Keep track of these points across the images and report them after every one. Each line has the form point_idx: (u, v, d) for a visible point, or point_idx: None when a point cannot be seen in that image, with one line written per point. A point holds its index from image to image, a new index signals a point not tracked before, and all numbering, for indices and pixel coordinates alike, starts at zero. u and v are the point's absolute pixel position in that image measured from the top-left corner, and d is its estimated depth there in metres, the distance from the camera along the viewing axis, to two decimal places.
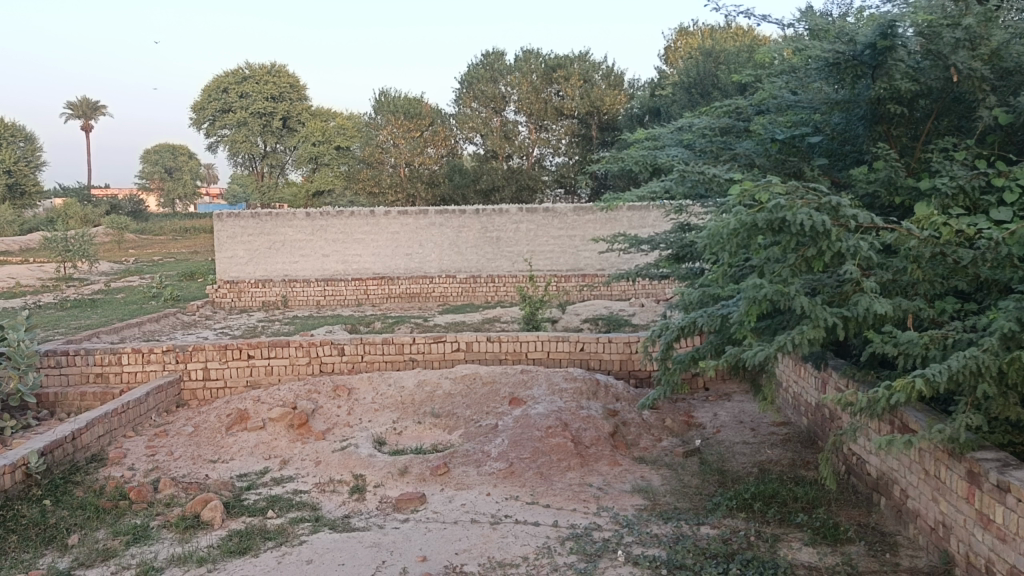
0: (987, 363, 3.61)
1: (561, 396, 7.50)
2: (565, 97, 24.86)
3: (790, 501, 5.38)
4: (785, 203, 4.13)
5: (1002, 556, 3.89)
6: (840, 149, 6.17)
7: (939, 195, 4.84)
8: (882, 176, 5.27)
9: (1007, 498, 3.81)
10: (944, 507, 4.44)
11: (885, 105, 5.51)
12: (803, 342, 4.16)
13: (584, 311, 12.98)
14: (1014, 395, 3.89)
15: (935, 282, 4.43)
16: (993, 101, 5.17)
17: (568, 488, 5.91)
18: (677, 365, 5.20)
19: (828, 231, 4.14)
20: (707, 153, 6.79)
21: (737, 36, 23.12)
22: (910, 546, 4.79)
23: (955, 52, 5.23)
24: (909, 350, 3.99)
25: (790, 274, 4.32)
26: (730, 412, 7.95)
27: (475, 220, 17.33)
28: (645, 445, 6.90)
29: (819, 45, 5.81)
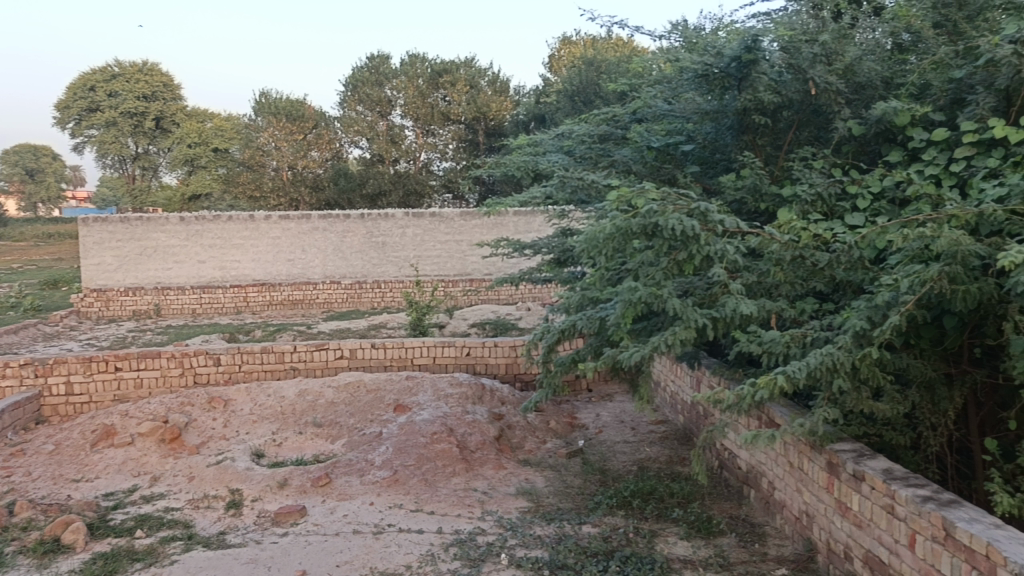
0: (842, 359, 3.82)
1: (447, 401, 7.48)
2: (451, 103, 24.92)
3: (666, 497, 5.55)
4: (658, 208, 4.28)
5: (859, 542, 4.14)
6: (711, 157, 6.41)
7: (800, 201, 5.11)
8: (748, 184, 5.53)
9: (862, 486, 4.09)
10: (807, 497, 4.68)
11: (750, 115, 5.80)
12: (675, 343, 4.29)
13: (473, 315, 12.99)
14: (867, 390, 4.09)
15: (796, 284, 4.66)
16: (847, 113, 5.44)
17: (453, 493, 5.89)
18: (557, 367, 5.27)
19: (698, 235, 4.31)
20: (587, 160, 6.94)
21: (619, 46, 23.69)
22: (777, 535, 5.02)
23: (813, 66, 5.55)
24: (772, 349, 4.18)
25: (663, 277, 4.47)
26: (612, 412, 8.15)
27: (360, 224, 17.09)
28: (530, 448, 6.97)
29: (690, 57, 6.05)
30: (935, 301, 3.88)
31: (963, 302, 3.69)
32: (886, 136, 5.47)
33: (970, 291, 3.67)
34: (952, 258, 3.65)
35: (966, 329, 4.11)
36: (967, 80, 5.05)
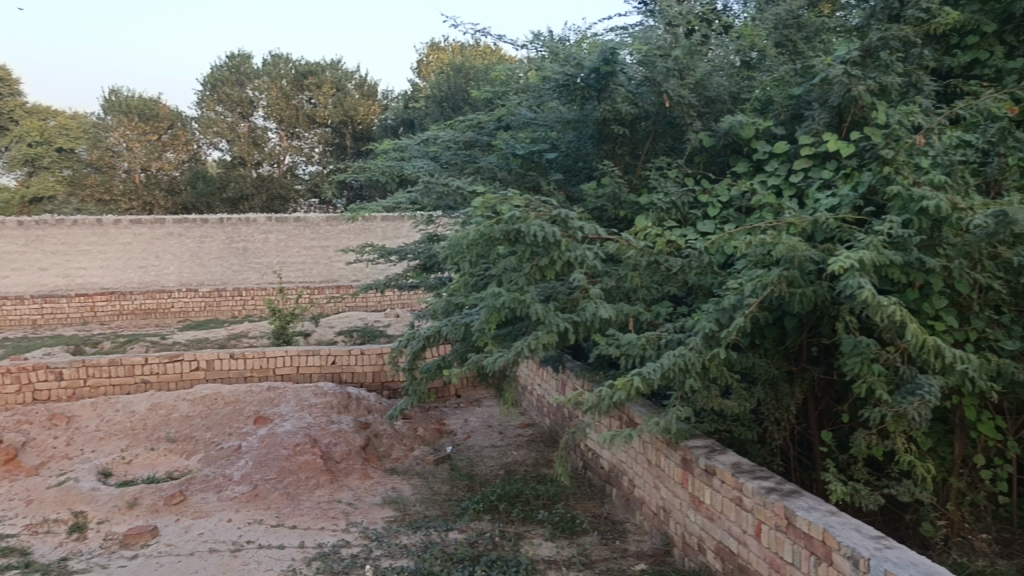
0: (693, 360, 3.98)
1: (310, 412, 7.28)
2: (317, 106, 24.41)
3: (532, 499, 5.63)
4: (520, 215, 4.34)
5: (711, 534, 4.33)
6: (574, 165, 6.52)
7: (656, 209, 5.31)
8: (608, 192, 5.70)
9: (713, 481, 4.30)
10: (664, 493, 4.87)
11: (609, 126, 5.97)
12: (538, 347, 4.35)
13: (339, 322, 12.73)
14: (717, 389, 4.29)
15: (651, 288, 4.84)
16: (698, 125, 5.69)
17: (316, 506, 5.74)
18: (423, 374, 5.24)
19: (559, 241, 4.40)
20: (452, 166, 6.95)
21: (487, 53, 23.91)
22: (637, 531, 5.19)
23: (667, 80, 5.79)
24: (629, 351, 4.32)
25: (526, 282, 4.53)
26: (480, 417, 8.19)
27: (219, 229, 16.43)
28: (397, 456, 6.89)
29: (552, 67, 6.20)
30: (777, 303, 4.13)
31: (801, 303, 3.94)
32: (734, 147, 5.76)
33: (807, 294, 3.93)
34: (790, 263, 3.90)
35: (805, 329, 4.38)
36: (805, 97, 5.41)
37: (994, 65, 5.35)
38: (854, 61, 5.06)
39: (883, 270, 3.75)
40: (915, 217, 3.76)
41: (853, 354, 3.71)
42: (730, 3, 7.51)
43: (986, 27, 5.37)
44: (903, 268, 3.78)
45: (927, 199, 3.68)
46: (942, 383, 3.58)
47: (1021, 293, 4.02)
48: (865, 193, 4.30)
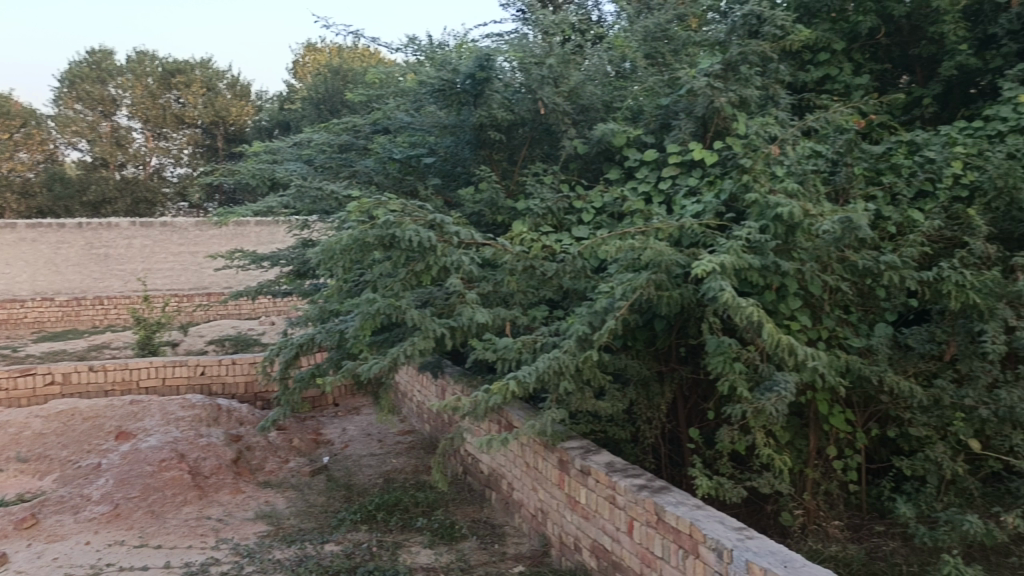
0: (567, 363, 4.04)
1: (177, 425, 6.95)
2: (186, 106, 23.42)
3: (411, 507, 5.57)
4: (395, 219, 4.29)
5: (586, 533, 4.42)
6: (452, 170, 6.44)
7: (532, 215, 5.36)
8: (485, 198, 5.72)
9: (588, 480, 4.39)
10: (541, 495, 4.93)
11: (486, 131, 6.01)
12: (414, 353, 4.31)
13: (210, 331, 12.22)
14: (591, 391, 4.38)
15: (528, 293, 4.88)
16: (573, 132, 5.79)
17: (184, 524, 5.49)
18: (296, 384, 5.09)
19: (434, 246, 4.39)
20: (327, 169, 6.81)
21: (366, 56, 23.57)
22: (515, 534, 5.23)
23: (541, 87, 5.87)
24: (505, 355, 4.34)
25: (401, 288, 4.49)
26: (359, 425, 8.07)
27: (78, 234, 15.46)
28: (271, 469, 6.68)
29: (427, 71, 6.21)
30: (646, 306, 4.25)
31: (668, 306, 4.08)
32: (607, 155, 5.89)
33: (673, 296, 4.07)
34: (657, 267, 4.03)
35: (674, 330, 4.53)
36: (672, 107, 5.59)
37: (843, 80, 5.75)
38: (717, 74, 5.26)
39: (743, 273, 3.93)
40: (771, 223, 3.96)
41: (716, 353, 3.87)
42: (605, 15, 7.72)
43: (836, 45, 5.79)
44: (761, 271, 3.97)
45: (781, 206, 3.89)
46: (796, 380, 3.78)
47: (867, 294, 4.30)
48: (727, 200, 4.50)
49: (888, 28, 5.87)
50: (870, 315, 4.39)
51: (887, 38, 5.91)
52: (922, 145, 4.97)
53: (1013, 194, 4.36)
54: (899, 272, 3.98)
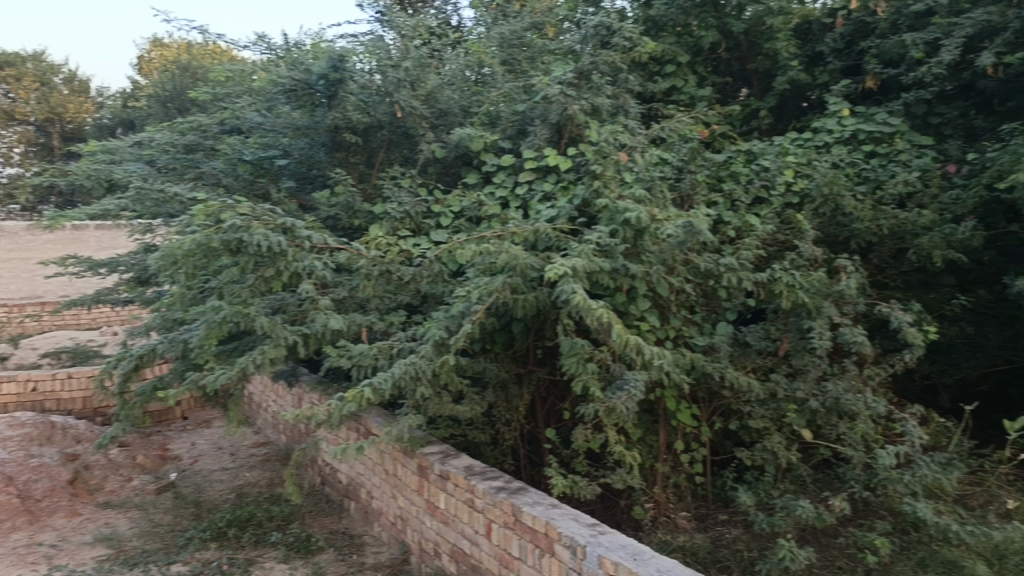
0: (423, 368, 4.00)
1: (4, 446, 6.40)
2: (15, 101, 21.69)
3: (265, 521, 5.37)
4: (242, 223, 4.14)
5: (446, 538, 4.41)
6: (308, 172, 6.27)
7: (389, 219, 5.29)
8: (341, 201, 5.60)
9: (447, 485, 4.37)
10: (401, 502, 4.87)
11: (341, 133, 5.89)
12: (264, 362, 4.16)
13: (44, 344, 11.34)
14: (448, 395, 4.36)
15: (385, 298, 4.80)
16: (430, 136, 5.75)
17: (11, 553, 5.06)
18: (136, 398, 4.79)
19: (285, 251, 4.26)
20: (171, 171, 6.49)
21: (218, 54, 22.62)
22: (374, 543, 5.14)
23: (398, 90, 5.81)
24: (360, 362, 4.26)
25: (250, 294, 4.32)
26: (209, 439, 7.71)
27: None
28: (111, 488, 6.27)
29: (278, 71, 6.08)
30: (502, 310, 4.29)
31: (523, 309, 4.13)
32: (465, 159, 5.88)
33: (528, 300, 4.13)
34: (512, 271, 4.08)
35: (531, 333, 4.59)
36: (529, 113, 5.62)
37: (688, 92, 6.03)
38: (570, 82, 5.38)
39: (594, 276, 4.03)
40: (620, 227, 4.09)
41: (570, 354, 3.94)
42: (464, 20, 7.77)
43: (681, 58, 6.07)
44: (612, 274, 4.09)
45: (629, 211, 4.03)
46: (645, 378, 3.91)
47: (710, 295, 4.52)
48: (579, 205, 4.61)
49: (728, 43, 6.22)
50: (713, 314, 4.61)
51: (727, 53, 6.26)
52: (759, 155, 5.31)
53: (838, 201, 4.71)
54: (737, 274, 4.22)
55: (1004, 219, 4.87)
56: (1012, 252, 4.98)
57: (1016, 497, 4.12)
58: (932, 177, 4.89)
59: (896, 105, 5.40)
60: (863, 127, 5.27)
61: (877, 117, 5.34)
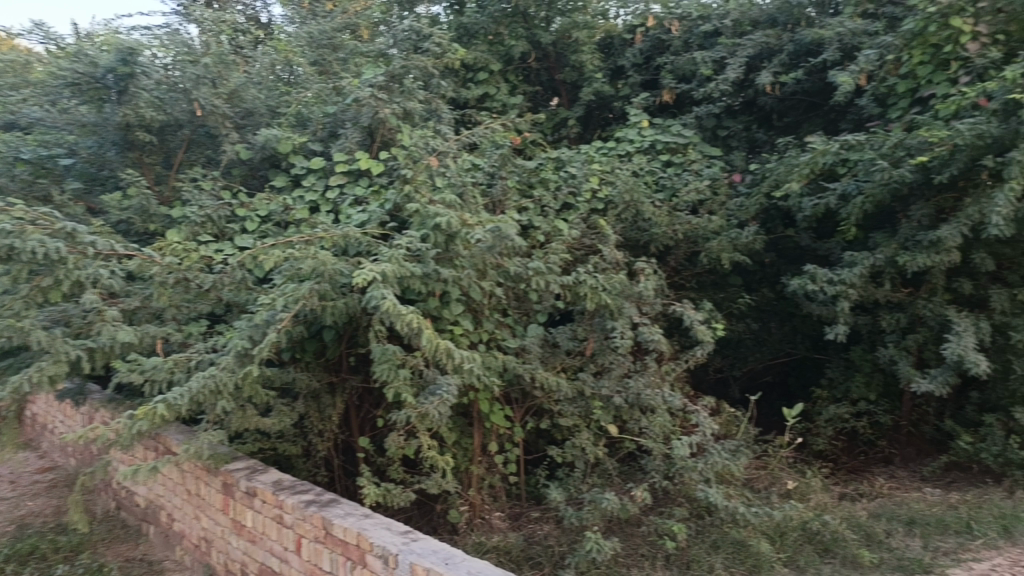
0: (224, 381, 3.79)
1: None
2: None
3: (49, 554, 4.90)
4: (13, 228, 3.76)
5: (253, 557, 4.22)
6: (98, 173, 5.80)
7: (189, 223, 4.99)
8: (134, 204, 5.20)
9: (254, 501, 4.18)
10: (204, 522, 4.60)
11: (134, 132, 5.50)
12: (41, 381, 3.79)
13: None
14: (252, 408, 4.16)
15: (182, 308, 4.51)
16: (234, 136, 5.47)
17: None
18: None
19: (65, 258, 3.91)
20: None
21: None
22: (176, 569, 4.83)
23: (196, 87, 5.51)
24: (153, 376, 3.99)
25: (23, 306, 3.94)
26: None
27: None
28: None
29: (58, 63, 5.60)
30: (311, 317, 4.16)
31: (331, 316, 4.02)
32: (273, 161, 5.64)
33: (337, 307, 4.01)
34: (320, 277, 3.97)
35: (343, 340, 4.47)
36: (340, 115, 5.49)
37: (500, 99, 6.16)
38: (380, 85, 5.31)
39: (405, 281, 3.98)
40: (431, 232, 4.08)
41: (381, 361, 3.85)
42: (274, 18, 7.62)
43: (493, 65, 6.18)
44: (422, 279, 4.05)
45: (439, 216, 4.04)
46: (457, 383, 3.92)
47: (521, 298, 4.60)
48: (390, 209, 4.57)
49: (537, 53, 6.42)
50: (525, 317, 4.68)
51: (537, 63, 6.46)
52: (567, 162, 5.50)
53: (638, 207, 4.98)
54: (545, 277, 4.33)
55: (782, 224, 5.35)
56: (789, 255, 5.49)
57: (794, 478, 4.53)
58: (720, 186, 5.29)
59: (689, 118, 5.79)
60: (660, 137, 5.61)
61: (672, 128, 5.71)
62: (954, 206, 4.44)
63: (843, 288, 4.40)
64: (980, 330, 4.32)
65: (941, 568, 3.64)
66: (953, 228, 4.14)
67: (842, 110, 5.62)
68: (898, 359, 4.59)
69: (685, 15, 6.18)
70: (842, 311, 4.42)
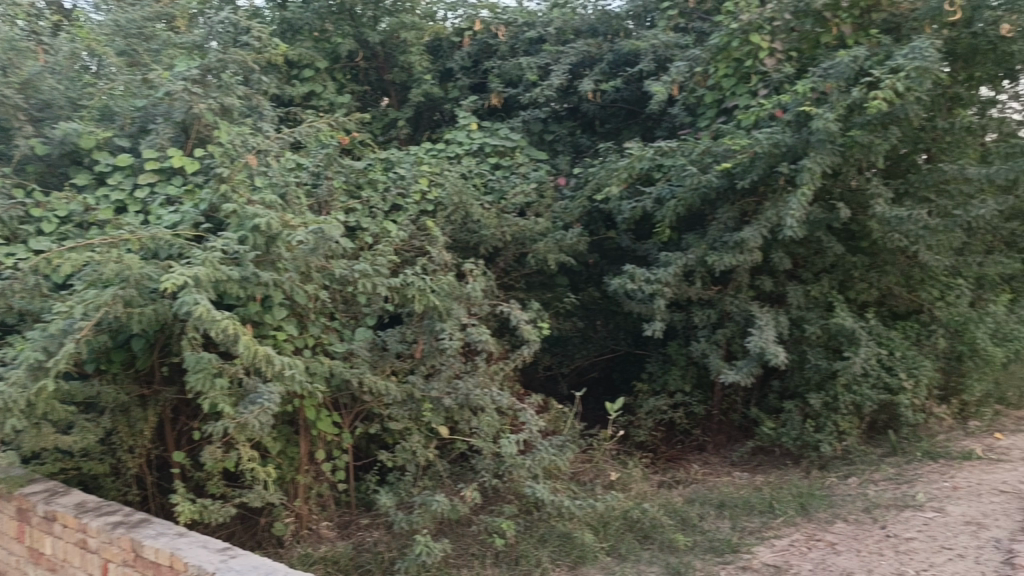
0: (13, 398, 3.45)
1: None
2: None
3: None
4: None
5: None
6: None
7: None
8: None
9: (54, 527, 3.85)
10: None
11: None
12: None
13: None
14: (49, 424, 3.78)
15: None
16: (28, 130, 4.96)
17: None
18: None
19: None
20: None
21: None
22: None
23: None
24: None
25: None
26: None
27: None
28: None
29: None
30: (117, 325, 3.88)
31: (139, 323, 3.77)
32: (74, 157, 5.17)
33: (145, 314, 3.76)
34: (125, 282, 3.70)
35: (155, 349, 4.20)
36: (150, 109, 5.18)
37: (327, 98, 6.02)
38: (195, 79, 5.02)
39: (221, 286, 3.78)
40: (249, 233, 3.92)
41: (196, 370, 3.64)
42: None
43: (319, 63, 6.04)
44: (241, 283, 3.84)
45: (258, 217, 3.89)
46: (279, 390, 3.78)
47: (349, 301, 4.50)
48: (205, 210, 4.34)
49: (365, 53, 6.34)
50: (354, 321, 4.57)
51: (365, 62, 6.37)
52: (395, 163, 5.45)
53: (467, 209, 5.05)
54: (372, 279, 4.24)
55: (604, 226, 5.56)
56: (611, 256, 5.72)
57: (617, 469, 4.73)
58: (546, 189, 5.46)
59: (517, 122, 5.91)
60: (488, 141, 5.69)
61: (501, 132, 5.81)
62: (755, 210, 4.80)
63: (659, 287, 4.64)
64: (779, 323, 4.68)
65: (746, 547, 3.91)
66: (754, 230, 4.46)
67: (657, 119, 5.96)
68: (709, 353, 4.90)
69: (511, 21, 6.30)
70: (659, 308, 4.65)
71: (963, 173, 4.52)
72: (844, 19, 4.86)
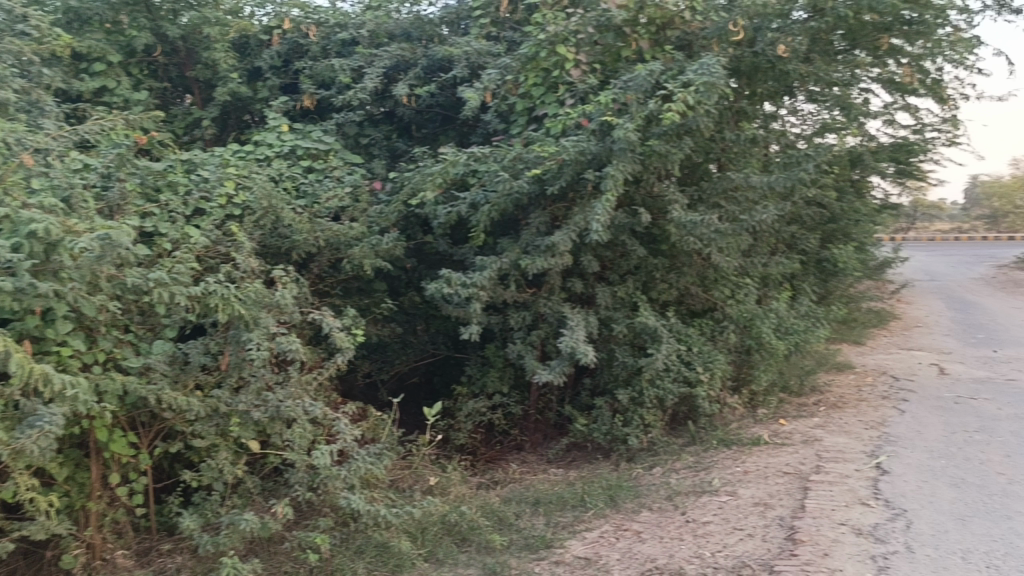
0: None
1: None
2: None
3: None
4: None
5: None
6: None
7: None
8: None
9: None
10: None
11: None
12: None
13: None
14: None
15: None
16: None
17: None
18: None
19: None
20: None
21: None
22: None
23: None
24: None
25: None
26: None
27: None
28: None
29: None
30: None
31: None
32: None
33: None
34: None
35: None
36: None
37: (121, 94, 5.62)
38: None
39: None
40: (24, 240, 3.55)
41: None
42: None
43: (111, 57, 5.64)
44: (15, 295, 3.50)
45: (35, 222, 3.55)
46: (63, 411, 3.47)
47: (146, 312, 4.21)
48: None
49: (164, 47, 5.99)
50: (151, 333, 4.28)
51: (164, 57, 6.02)
52: (198, 165, 5.17)
53: (277, 213, 4.86)
54: (170, 289, 3.98)
55: (421, 231, 5.54)
56: (429, 260, 5.72)
57: (435, 473, 4.74)
58: (362, 193, 5.36)
59: (330, 124, 5.78)
60: (300, 143, 5.52)
61: (313, 135, 5.65)
62: (565, 215, 4.97)
63: (475, 290, 4.69)
64: (589, 324, 4.87)
65: (559, 542, 4.03)
66: (563, 234, 4.61)
67: (471, 125, 6.03)
68: (524, 354, 5.01)
69: (322, 21, 6.15)
70: (474, 312, 4.70)
71: (748, 181, 4.88)
72: (642, 35, 5.16)
